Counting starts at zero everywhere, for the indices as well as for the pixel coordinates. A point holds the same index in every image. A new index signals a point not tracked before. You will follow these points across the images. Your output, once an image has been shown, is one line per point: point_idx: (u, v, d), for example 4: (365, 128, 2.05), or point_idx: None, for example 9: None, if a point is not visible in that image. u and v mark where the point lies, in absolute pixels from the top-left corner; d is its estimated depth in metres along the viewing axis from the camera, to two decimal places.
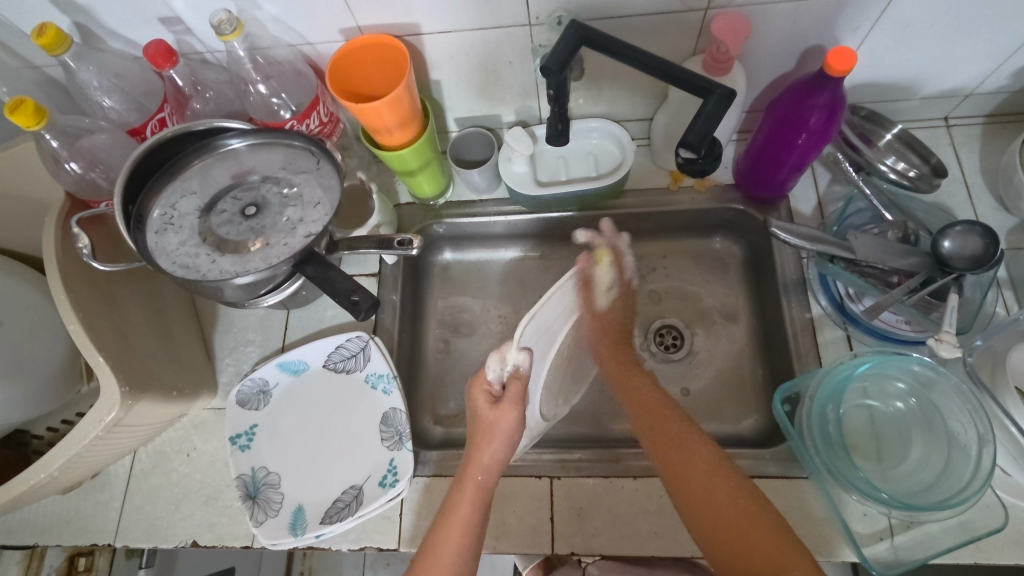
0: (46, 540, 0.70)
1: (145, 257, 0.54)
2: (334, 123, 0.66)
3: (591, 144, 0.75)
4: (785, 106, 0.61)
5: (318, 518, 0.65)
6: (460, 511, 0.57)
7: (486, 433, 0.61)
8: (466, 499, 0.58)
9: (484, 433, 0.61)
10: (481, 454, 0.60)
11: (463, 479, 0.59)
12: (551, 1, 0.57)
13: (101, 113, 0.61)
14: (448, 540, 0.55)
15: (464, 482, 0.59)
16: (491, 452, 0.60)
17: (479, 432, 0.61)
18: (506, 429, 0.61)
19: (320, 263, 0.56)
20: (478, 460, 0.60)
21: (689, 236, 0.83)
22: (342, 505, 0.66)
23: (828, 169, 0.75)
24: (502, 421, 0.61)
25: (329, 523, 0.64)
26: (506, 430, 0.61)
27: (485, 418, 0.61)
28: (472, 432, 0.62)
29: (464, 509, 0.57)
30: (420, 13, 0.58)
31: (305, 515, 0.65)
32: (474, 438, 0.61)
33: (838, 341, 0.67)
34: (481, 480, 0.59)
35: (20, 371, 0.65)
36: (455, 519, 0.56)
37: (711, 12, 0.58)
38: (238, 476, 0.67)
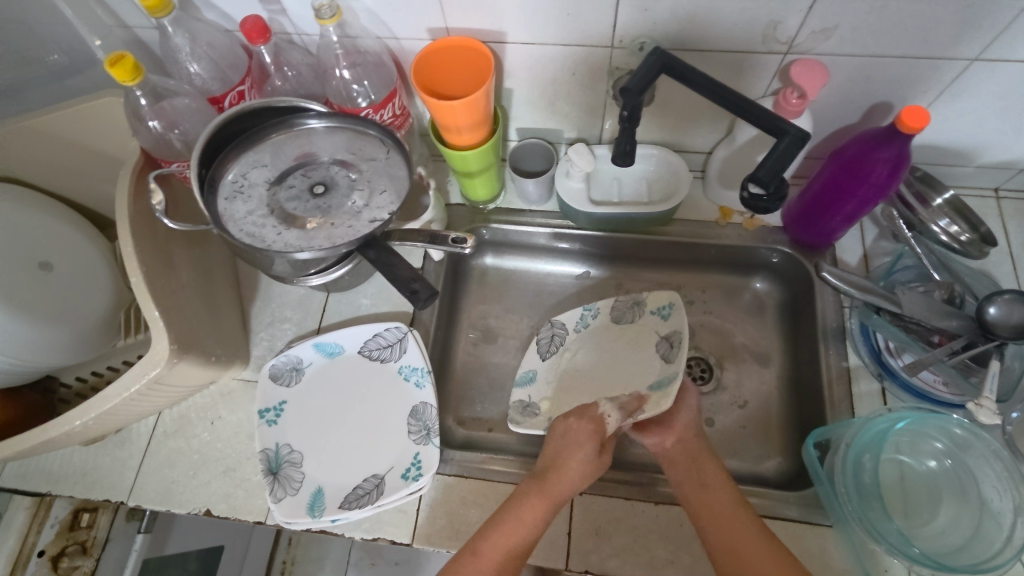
0: (59, 489, 0.70)
1: (216, 221, 0.56)
2: (404, 117, 0.68)
3: (647, 170, 0.77)
4: (849, 155, 0.62)
5: (337, 502, 0.65)
6: (516, 514, 0.59)
7: (575, 447, 0.65)
8: (536, 508, 0.60)
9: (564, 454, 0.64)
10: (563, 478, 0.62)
11: (536, 492, 0.61)
12: (638, 27, 0.59)
13: (187, 78, 0.63)
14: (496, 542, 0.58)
15: (539, 492, 0.61)
16: (572, 479, 0.62)
17: (570, 444, 0.66)
18: (582, 465, 0.63)
19: (382, 248, 0.58)
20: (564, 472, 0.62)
21: (729, 273, 0.84)
22: (363, 492, 0.66)
23: (876, 224, 0.76)
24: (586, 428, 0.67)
25: (348, 509, 0.64)
26: (579, 465, 0.63)
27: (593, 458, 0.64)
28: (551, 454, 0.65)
29: (530, 513, 0.59)
30: (508, 21, 0.60)
31: (324, 497, 0.65)
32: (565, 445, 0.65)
33: (872, 393, 0.67)
34: (552, 498, 0.61)
35: (64, 317, 0.66)
36: (512, 529, 0.58)
37: (790, 56, 0.60)
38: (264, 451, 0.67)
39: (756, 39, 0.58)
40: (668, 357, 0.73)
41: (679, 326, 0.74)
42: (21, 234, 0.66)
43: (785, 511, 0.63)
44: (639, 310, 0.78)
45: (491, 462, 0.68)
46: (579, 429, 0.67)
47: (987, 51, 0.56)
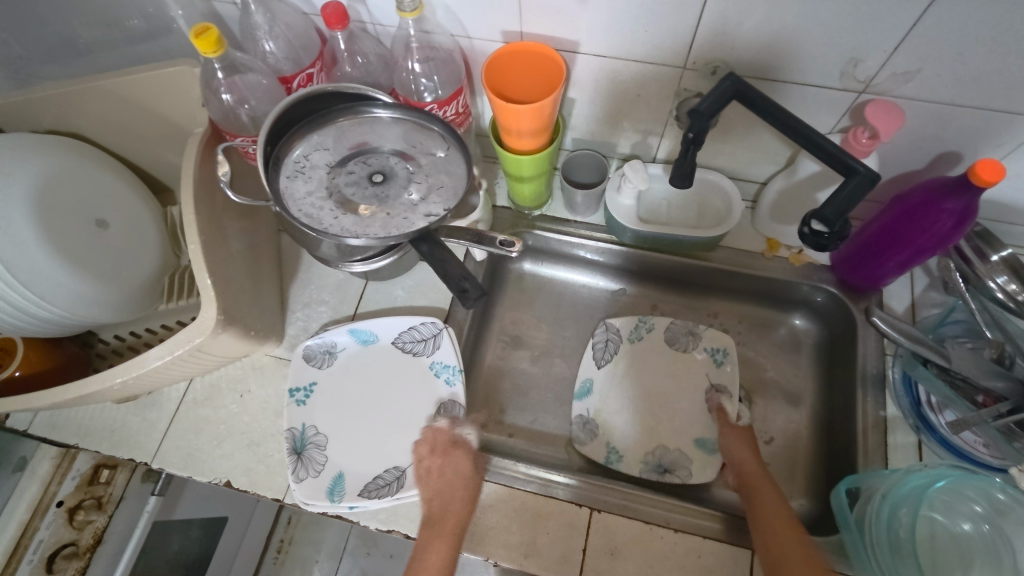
0: (86, 443, 0.72)
1: (276, 199, 0.57)
2: (466, 116, 0.68)
3: (698, 194, 0.76)
4: (913, 201, 0.61)
5: (356, 490, 0.65)
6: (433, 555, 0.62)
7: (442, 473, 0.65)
8: (444, 543, 0.62)
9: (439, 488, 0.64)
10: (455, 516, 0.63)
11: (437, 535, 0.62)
12: (714, 51, 0.59)
13: (261, 55, 0.64)
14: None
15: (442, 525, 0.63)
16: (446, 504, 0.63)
17: (441, 473, 0.65)
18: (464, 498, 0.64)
19: (435, 244, 0.58)
20: (448, 514, 0.63)
21: (768, 306, 0.83)
22: (383, 483, 0.66)
23: (926, 273, 0.75)
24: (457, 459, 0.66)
25: (366, 497, 0.65)
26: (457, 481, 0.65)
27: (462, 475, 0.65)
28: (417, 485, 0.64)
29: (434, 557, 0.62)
30: (584, 31, 0.60)
31: (344, 483, 0.66)
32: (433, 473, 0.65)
33: (908, 446, 0.66)
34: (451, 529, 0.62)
35: (114, 275, 0.68)
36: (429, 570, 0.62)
37: (865, 95, 0.59)
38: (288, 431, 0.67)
39: (833, 74, 0.58)
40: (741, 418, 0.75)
41: (729, 380, 0.77)
42: (81, 190, 0.68)
43: None
44: (694, 342, 0.81)
45: (513, 467, 0.68)
46: (452, 467, 0.66)
47: None
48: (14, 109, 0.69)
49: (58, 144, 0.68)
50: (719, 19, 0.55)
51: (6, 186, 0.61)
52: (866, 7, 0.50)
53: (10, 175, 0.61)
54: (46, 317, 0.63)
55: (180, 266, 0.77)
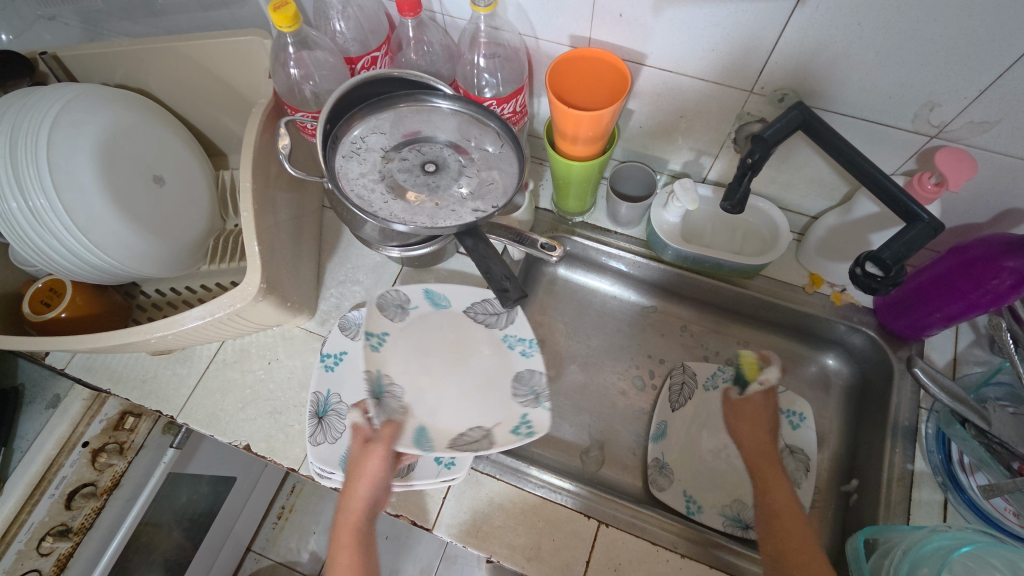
0: (118, 388, 0.74)
1: (331, 177, 0.58)
2: (523, 116, 0.68)
3: (744, 222, 0.75)
4: (973, 255, 0.59)
5: (445, 442, 0.67)
6: (341, 560, 0.61)
7: (361, 472, 0.61)
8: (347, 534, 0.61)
9: (352, 476, 0.61)
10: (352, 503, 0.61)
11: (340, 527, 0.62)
12: (785, 78, 0.58)
13: (330, 34, 0.65)
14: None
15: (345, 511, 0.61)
16: (360, 495, 0.60)
17: (358, 470, 0.61)
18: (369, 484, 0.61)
19: (480, 240, 0.60)
20: (350, 500, 0.61)
21: (801, 342, 0.81)
22: (471, 439, 0.67)
23: (974, 329, 0.72)
24: (370, 464, 0.61)
25: (458, 450, 0.66)
26: (373, 470, 0.61)
27: (357, 460, 0.62)
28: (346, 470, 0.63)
29: (346, 558, 0.61)
30: (655, 44, 0.59)
31: (429, 437, 0.67)
32: (354, 473, 0.61)
33: (932, 504, 0.64)
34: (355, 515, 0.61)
35: (163, 232, 0.70)
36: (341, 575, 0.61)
37: (936, 141, 0.57)
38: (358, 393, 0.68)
39: (905, 116, 0.56)
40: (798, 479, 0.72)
41: (804, 442, 0.74)
42: (144, 146, 0.70)
43: None
44: (773, 401, 0.77)
45: (525, 470, 0.67)
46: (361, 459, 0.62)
47: None
48: (90, 61, 0.72)
49: (127, 98, 0.70)
50: (794, 46, 0.54)
51: (76, 134, 0.63)
52: (951, 51, 0.49)
53: (80, 123, 0.63)
54: (99, 265, 0.66)
55: (226, 229, 0.80)
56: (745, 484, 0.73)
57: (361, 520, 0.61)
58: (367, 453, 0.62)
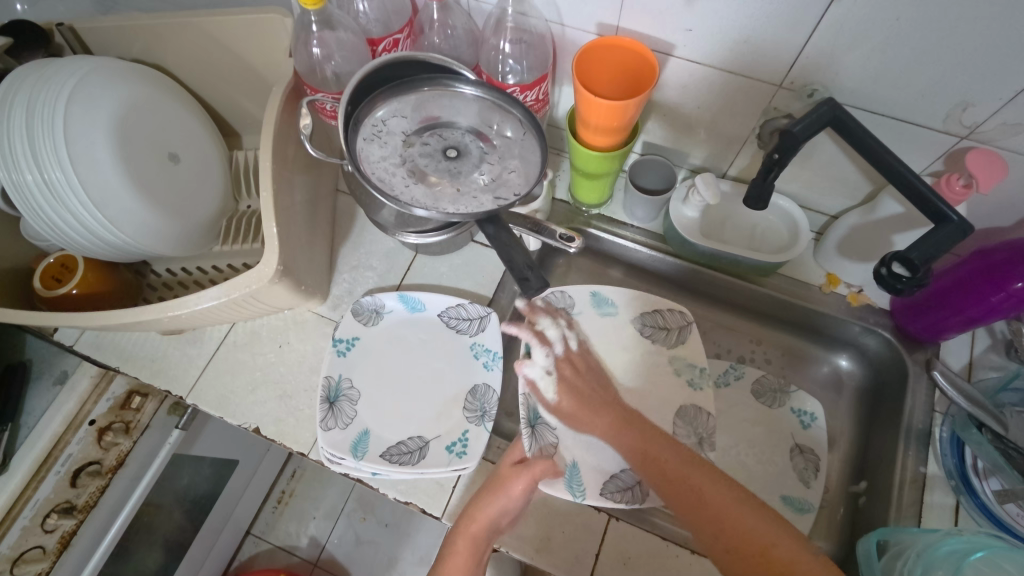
0: (127, 367, 0.74)
1: (352, 158, 0.57)
2: (545, 104, 0.68)
3: (763, 219, 0.74)
4: (996, 259, 0.59)
5: (596, 489, 0.63)
6: (452, 562, 0.60)
7: (497, 487, 0.61)
8: (462, 551, 0.60)
9: (491, 487, 0.61)
10: (481, 513, 0.60)
11: (458, 532, 0.61)
12: (816, 74, 0.57)
13: (353, 14, 0.64)
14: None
15: (466, 526, 0.60)
16: (490, 511, 0.60)
17: (492, 484, 0.61)
18: (504, 502, 0.60)
19: (501, 228, 0.58)
20: (476, 515, 0.60)
21: (814, 342, 0.81)
22: (622, 487, 0.63)
23: (990, 335, 0.72)
24: (514, 483, 0.61)
25: (609, 499, 0.62)
26: (512, 493, 0.60)
27: (500, 474, 0.62)
28: (485, 482, 0.62)
29: (458, 561, 0.60)
30: (684, 34, 0.58)
31: (582, 479, 0.63)
32: (486, 487, 0.61)
33: (944, 507, 0.63)
34: (474, 532, 0.60)
35: (176, 211, 0.69)
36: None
37: (966, 142, 0.56)
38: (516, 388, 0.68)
39: (937, 116, 0.55)
40: (807, 478, 0.72)
41: (815, 442, 0.74)
42: (159, 123, 0.69)
43: None
44: (784, 400, 0.77)
45: None
46: (501, 477, 0.61)
47: None
48: (107, 33, 0.71)
49: (143, 74, 0.69)
50: (828, 40, 0.53)
51: (92, 108, 0.62)
52: (990, 51, 0.48)
53: (95, 97, 0.62)
54: (112, 243, 0.65)
55: (239, 211, 0.79)
56: (755, 482, 0.72)
57: (484, 537, 0.60)
58: (521, 472, 0.61)
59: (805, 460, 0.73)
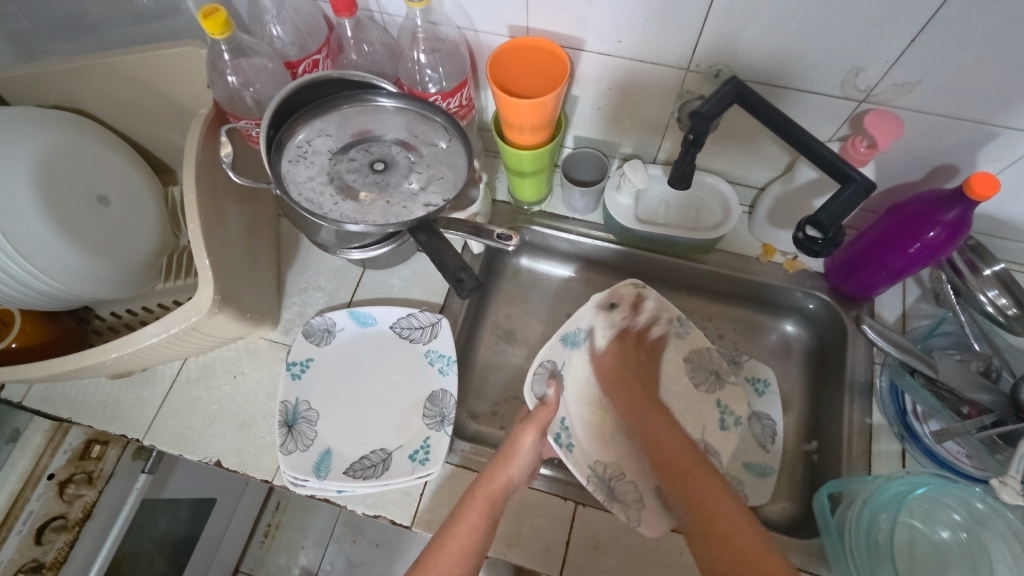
0: (79, 417, 0.72)
1: (278, 181, 0.57)
2: (469, 109, 0.69)
3: (696, 197, 0.77)
4: (908, 212, 0.62)
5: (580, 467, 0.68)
6: (466, 521, 0.59)
7: (510, 452, 0.63)
8: (476, 513, 0.59)
9: (508, 453, 0.63)
10: (501, 472, 0.62)
11: (475, 493, 0.61)
12: (718, 55, 0.59)
13: (267, 40, 0.64)
14: (449, 548, 0.58)
15: (477, 491, 0.61)
16: (507, 472, 0.62)
17: (505, 451, 0.63)
18: (526, 461, 0.63)
19: (432, 233, 0.59)
20: (495, 476, 0.61)
21: (760, 310, 0.83)
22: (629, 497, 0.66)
23: (919, 285, 0.75)
24: (523, 444, 0.64)
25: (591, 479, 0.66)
26: (524, 452, 0.64)
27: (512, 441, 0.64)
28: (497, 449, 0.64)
29: (472, 517, 0.59)
30: (591, 29, 0.60)
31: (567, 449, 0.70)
32: (499, 455, 0.63)
33: (892, 454, 0.67)
34: (491, 493, 0.61)
35: (111, 253, 0.68)
36: (458, 539, 0.58)
37: (865, 104, 0.60)
38: (552, 361, 0.76)
39: (834, 83, 0.58)
40: (765, 442, 0.74)
41: (769, 407, 0.76)
42: (84, 166, 0.68)
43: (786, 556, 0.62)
44: (737, 371, 0.80)
45: None
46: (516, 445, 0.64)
47: None
48: (20, 82, 0.70)
49: (61, 120, 0.68)
50: (723, 21, 0.55)
51: (9, 159, 0.61)
52: (867, 19, 0.51)
53: (12, 149, 0.62)
54: (46, 291, 0.64)
55: (180, 246, 0.78)
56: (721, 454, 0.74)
57: (499, 496, 0.61)
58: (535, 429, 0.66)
59: (764, 427, 0.75)
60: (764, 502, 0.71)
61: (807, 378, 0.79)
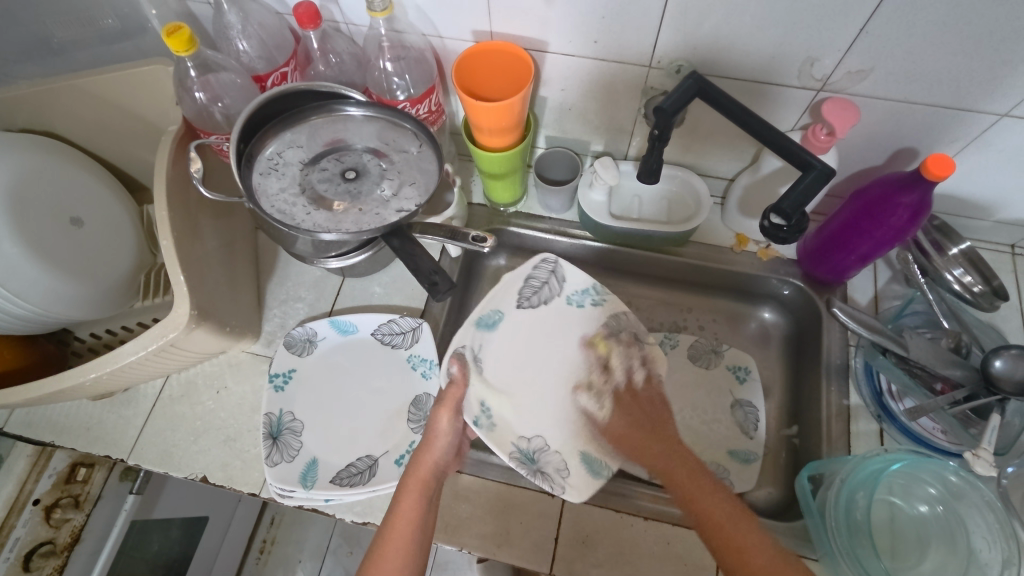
0: (62, 440, 0.72)
1: (249, 195, 0.58)
2: (439, 114, 0.70)
3: (668, 191, 0.78)
4: (871, 196, 0.63)
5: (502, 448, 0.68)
6: (404, 507, 0.59)
7: (429, 435, 0.65)
8: (410, 497, 0.60)
9: (432, 435, 0.65)
10: (426, 454, 0.63)
11: (406, 478, 0.62)
12: (678, 50, 0.60)
13: (234, 55, 0.65)
14: (391, 541, 0.58)
15: (408, 477, 0.62)
16: (430, 455, 0.63)
17: (426, 437, 0.65)
18: (445, 441, 0.65)
19: (406, 239, 0.60)
20: (422, 458, 0.62)
21: (738, 299, 0.84)
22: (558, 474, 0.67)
23: (889, 266, 0.77)
24: (440, 421, 0.66)
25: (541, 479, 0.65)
26: (444, 429, 0.66)
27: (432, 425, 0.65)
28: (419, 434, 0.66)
29: (409, 502, 0.60)
30: (553, 31, 0.61)
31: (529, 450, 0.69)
32: (420, 442, 0.64)
33: (870, 433, 0.68)
34: (423, 478, 0.61)
35: (87, 274, 0.68)
36: (398, 528, 0.58)
37: (823, 93, 0.61)
38: (463, 345, 0.72)
39: (792, 73, 0.60)
40: (747, 429, 0.75)
41: (751, 394, 0.77)
42: (55, 188, 0.68)
43: (771, 540, 0.63)
44: (718, 360, 0.81)
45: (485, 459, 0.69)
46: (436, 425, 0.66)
47: (1017, 108, 0.56)
48: None
49: (30, 143, 0.68)
50: (680, 17, 0.56)
51: None
52: (817, 10, 0.52)
53: None
54: (21, 315, 0.64)
55: (158, 263, 0.78)
56: (706, 442, 0.75)
57: (431, 479, 0.62)
58: (445, 407, 0.67)
59: (747, 413, 0.76)
60: (749, 487, 0.72)
61: (787, 363, 0.80)
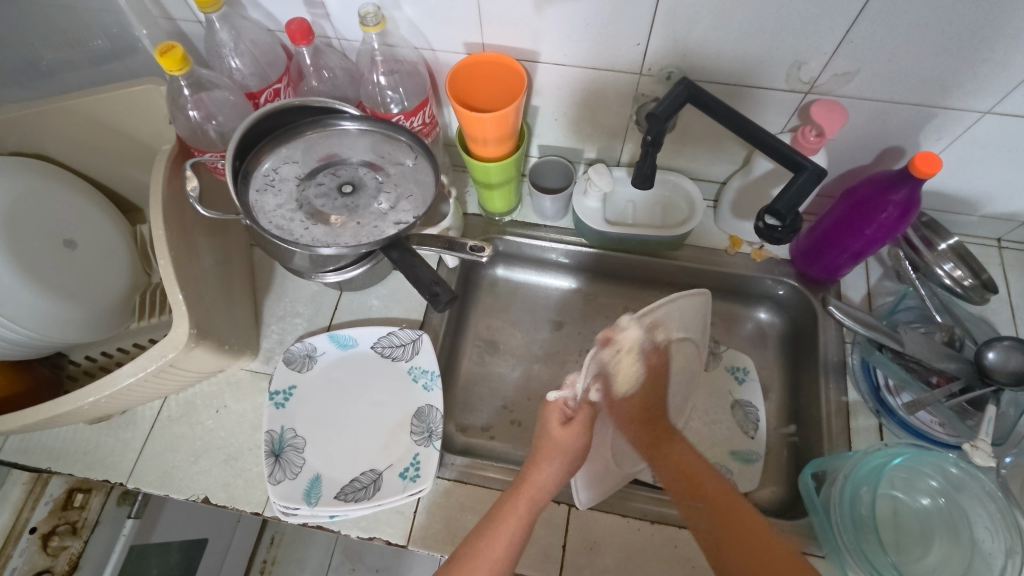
0: (59, 466, 0.71)
1: (246, 211, 0.58)
2: (433, 126, 0.70)
3: (662, 195, 0.79)
4: (861, 194, 0.64)
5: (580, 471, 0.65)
6: (501, 528, 0.56)
7: (550, 450, 0.59)
8: (516, 510, 0.57)
9: (544, 452, 0.59)
10: (538, 470, 0.59)
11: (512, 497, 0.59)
12: (668, 57, 0.61)
13: (226, 72, 0.65)
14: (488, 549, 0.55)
15: (515, 494, 0.58)
16: (548, 473, 0.59)
17: (542, 447, 0.60)
18: (567, 450, 0.59)
19: (406, 250, 0.60)
20: (534, 478, 0.59)
21: (735, 300, 0.84)
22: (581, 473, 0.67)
23: (881, 264, 0.78)
24: (566, 442, 0.59)
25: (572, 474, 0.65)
26: (569, 451, 0.59)
27: (549, 434, 0.59)
28: (534, 447, 0.61)
29: (512, 520, 0.57)
30: (545, 41, 0.62)
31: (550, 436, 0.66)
32: (536, 452, 0.60)
33: (869, 429, 0.69)
34: (532, 494, 0.58)
35: (83, 296, 0.68)
36: (495, 539, 0.55)
37: (810, 95, 0.62)
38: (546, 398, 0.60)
39: (779, 77, 0.61)
40: (748, 429, 0.76)
41: (750, 394, 0.78)
42: (47, 211, 0.68)
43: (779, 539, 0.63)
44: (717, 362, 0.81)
45: (490, 469, 0.68)
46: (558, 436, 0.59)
47: (999, 105, 0.58)
48: None
49: (21, 166, 0.68)
50: (668, 24, 0.57)
51: None
52: (802, 15, 0.53)
53: None
54: (15, 340, 0.63)
55: (153, 283, 0.78)
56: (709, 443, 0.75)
57: (539, 498, 0.58)
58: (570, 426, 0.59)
59: (749, 414, 0.77)
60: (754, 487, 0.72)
61: (785, 361, 0.80)
